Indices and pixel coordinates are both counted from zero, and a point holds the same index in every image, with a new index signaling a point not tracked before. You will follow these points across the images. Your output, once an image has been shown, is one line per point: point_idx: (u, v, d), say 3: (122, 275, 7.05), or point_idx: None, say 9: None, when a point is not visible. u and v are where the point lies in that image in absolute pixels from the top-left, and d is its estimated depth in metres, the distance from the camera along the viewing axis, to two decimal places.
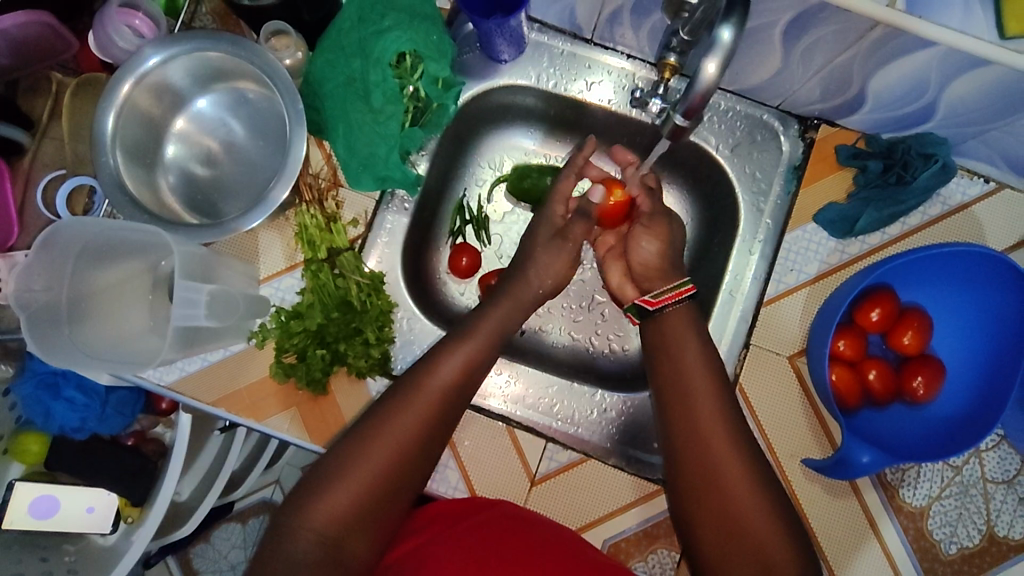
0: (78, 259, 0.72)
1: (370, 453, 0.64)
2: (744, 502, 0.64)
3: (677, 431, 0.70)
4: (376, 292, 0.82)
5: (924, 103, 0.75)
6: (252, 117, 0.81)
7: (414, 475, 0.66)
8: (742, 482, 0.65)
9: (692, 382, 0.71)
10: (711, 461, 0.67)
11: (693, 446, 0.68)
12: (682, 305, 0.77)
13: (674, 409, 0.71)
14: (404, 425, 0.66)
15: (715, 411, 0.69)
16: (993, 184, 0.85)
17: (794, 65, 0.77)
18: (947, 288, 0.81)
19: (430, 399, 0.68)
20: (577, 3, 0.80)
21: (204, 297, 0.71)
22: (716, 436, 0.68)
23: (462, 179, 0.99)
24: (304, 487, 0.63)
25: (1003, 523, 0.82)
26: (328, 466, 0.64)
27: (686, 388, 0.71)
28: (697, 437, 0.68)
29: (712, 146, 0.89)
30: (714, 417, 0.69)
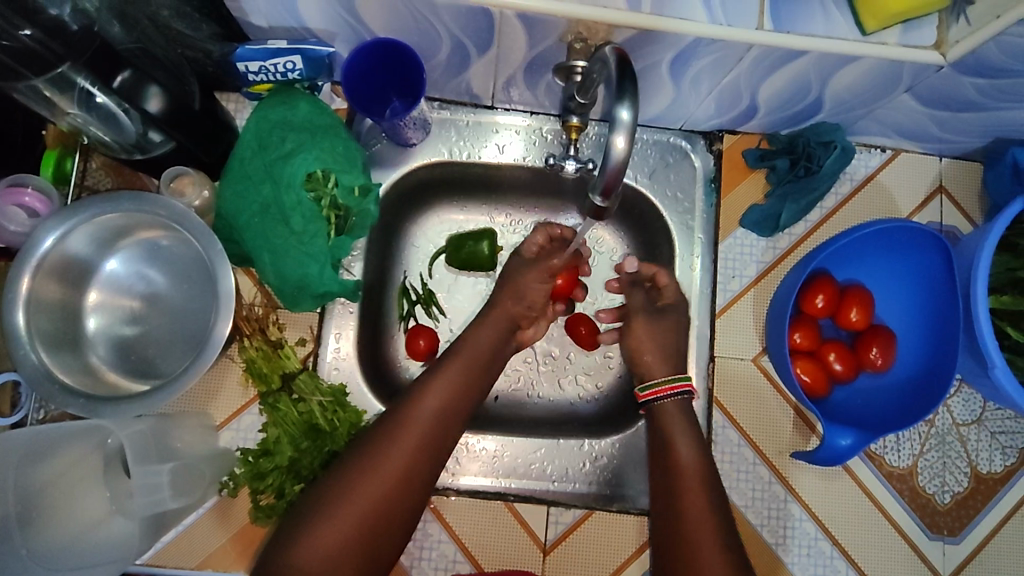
0: (19, 462, 0.68)
1: (366, 479, 0.65)
2: (704, 546, 0.66)
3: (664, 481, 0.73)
4: (341, 407, 0.79)
5: (812, 100, 0.80)
6: (171, 264, 0.78)
7: (400, 512, 0.66)
8: (702, 524, 0.68)
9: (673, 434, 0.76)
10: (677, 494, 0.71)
11: (664, 494, 0.72)
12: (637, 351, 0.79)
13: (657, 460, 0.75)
14: (393, 460, 0.67)
15: (696, 471, 0.73)
16: (889, 152, 0.91)
17: (687, 92, 0.81)
18: (878, 260, 0.85)
19: (421, 426, 0.69)
20: (472, 76, 0.82)
21: (166, 477, 0.70)
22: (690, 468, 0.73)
23: (400, 262, 0.98)
24: (300, 516, 0.63)
25: (984, 460, 0.86)
26: (322, 496, 0.64)
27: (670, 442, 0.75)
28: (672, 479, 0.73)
29: (631, 177, 0.91)
30: (693, 478, 0.72)
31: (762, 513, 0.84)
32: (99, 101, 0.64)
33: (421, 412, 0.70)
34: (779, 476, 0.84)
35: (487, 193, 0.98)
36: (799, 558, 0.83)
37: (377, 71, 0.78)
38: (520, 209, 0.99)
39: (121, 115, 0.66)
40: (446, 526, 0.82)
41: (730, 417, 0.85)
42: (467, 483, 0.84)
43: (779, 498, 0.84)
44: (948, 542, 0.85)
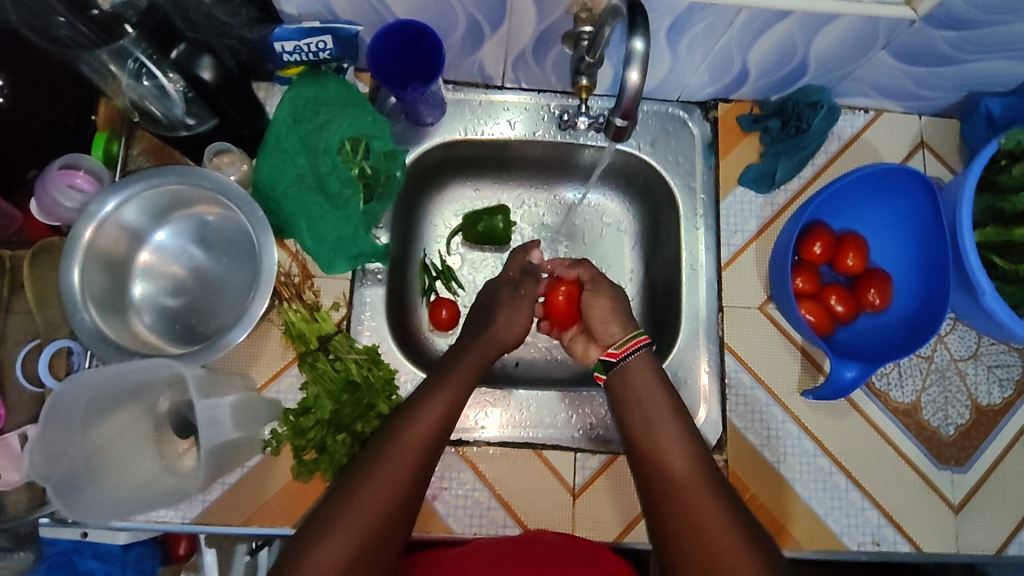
0: (86, 412, 0.69)
1: (392, 459, 0.66)
2: (690, 490, 0.68)
3: (635, 431, 0.75)
4: (375, 364, 0.84)
5: (798, 62, 0.87)
6: (214, 239, 0.83)
7: (409, 510, 0.66)
8: (687, 473, 0.69)
9: (649, 398, 0.76)
10: (654, 445, 0.72)
11: (645, 451, 0.72)
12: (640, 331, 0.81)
13: (637, 427, 0.75)
14: (402, 459, 0.67)
15: (669, 420, 0.74)
16: (872, 112, 0.98)
17: (682, 60, 0.88)
18: (870, 208, 0.91)
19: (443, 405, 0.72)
20: (484, 56, 0.89)
21: (226, 412, 0.72)
22: (661, 418, 0.74)
23: (421, 240, 1.04)
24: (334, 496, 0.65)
25: (983, 392, 0.90)
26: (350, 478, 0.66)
27: (648, 410, 0.75)
28: (656, 446, 0.72)
29: (634, 146, 0.98)
30: (668, 429, 0.73)
31: (778, 450, 0.88)
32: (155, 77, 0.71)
33: (426, 414, 0.70)
34: (791, 415, 0.89)
35: (496, 174, 1.06)
36: (816, 492, 0.87)
37: (401, 54, 0.84)
38: (526, 185, 1.08)
39: (172, 92, 0.72)
40: (480, 475, 0.86)
41: (742, 362, 0.91)
42: (493, 435, 0.88)
43: (792, 436, 0.89)
44: (955, 472, 0.88)
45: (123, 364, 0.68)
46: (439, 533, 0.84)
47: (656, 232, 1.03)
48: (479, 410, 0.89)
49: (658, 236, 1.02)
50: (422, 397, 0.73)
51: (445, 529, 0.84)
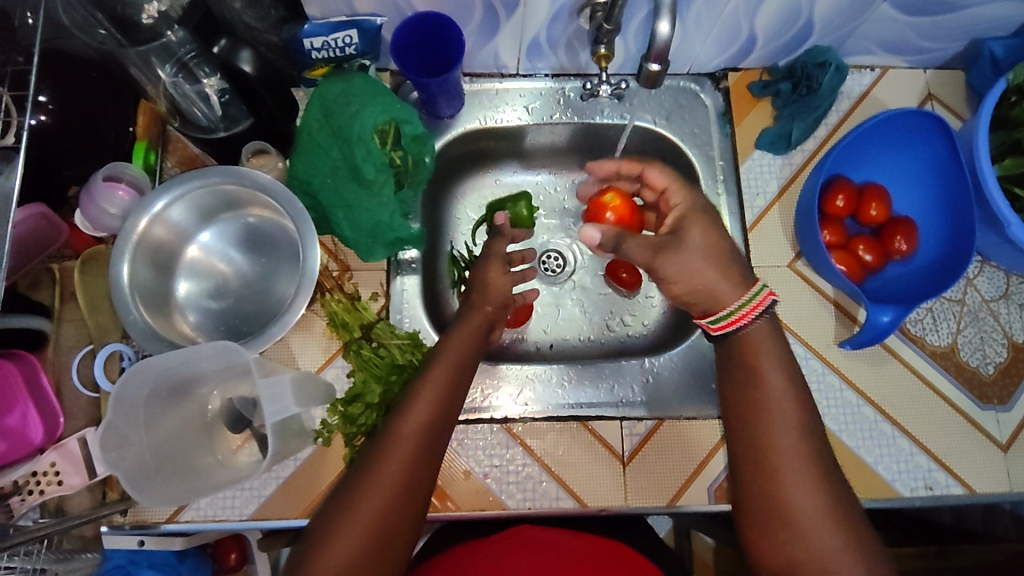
0: (149, 403, 0.73)
1: (397, 445, 0.64)
2: (793, 478, 0.62)
3: (739, 399, 0.67)
4: (418, 347, 0.85)
5: (803, 23, 0.90)
6: (253, 239, 0.85)
7: (421, 490, 0.65)
8: (798, 462, 0.63)
9: (759, 360, 0.67)
10: (757, 421, 0.65)
11: (743, 422, 0.66)
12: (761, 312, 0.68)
13: (735, 398, 0.67)
14: (387, 473, 0.63)
15: (786, 396, 0.65)
16: (879, 70, 1.00)
17: (691, 31, 0.91)
18: (887, 159, 0.93)
19: (437, 382, 0.69)
20: (500, 44, 0.92)
21: (287, 387, 0.74)
22: (769, 394, 0.65)
23: (447, 233, 1.06)
24: (344, 488, 0.64)
25: (1018, 330, 0.91)
26: (359, 468, 0.64)
27: (755, 380, 0.66)
28: (757, 422, 0.65)
29: (650, 121, 1.00)
30: (783, 405, 0.65)
31: (822, 402, 0.88)
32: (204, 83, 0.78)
33: (424, 398, 0.68)
34: (831, 367, 0.89)
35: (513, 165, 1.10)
36: (863, 441, 0.87)
37: (423, 48, 0.87)
38: (545, 171, 1.10)
39: (212, 96, 0.79)
40: (529, 450, 0.87)
41: (776, 318, 0.91)
42: (539, 409, 0.90)
43: (835, 387, 0.89)
44: (999, 410, 0.88)
45: (182, 349, 0.71)
46: (493, 510, 0.85)
47: None
48: (519, 389, 0.91)
49: None
50: (408, 395, 0.69)
51: (501, 505, 0.85)
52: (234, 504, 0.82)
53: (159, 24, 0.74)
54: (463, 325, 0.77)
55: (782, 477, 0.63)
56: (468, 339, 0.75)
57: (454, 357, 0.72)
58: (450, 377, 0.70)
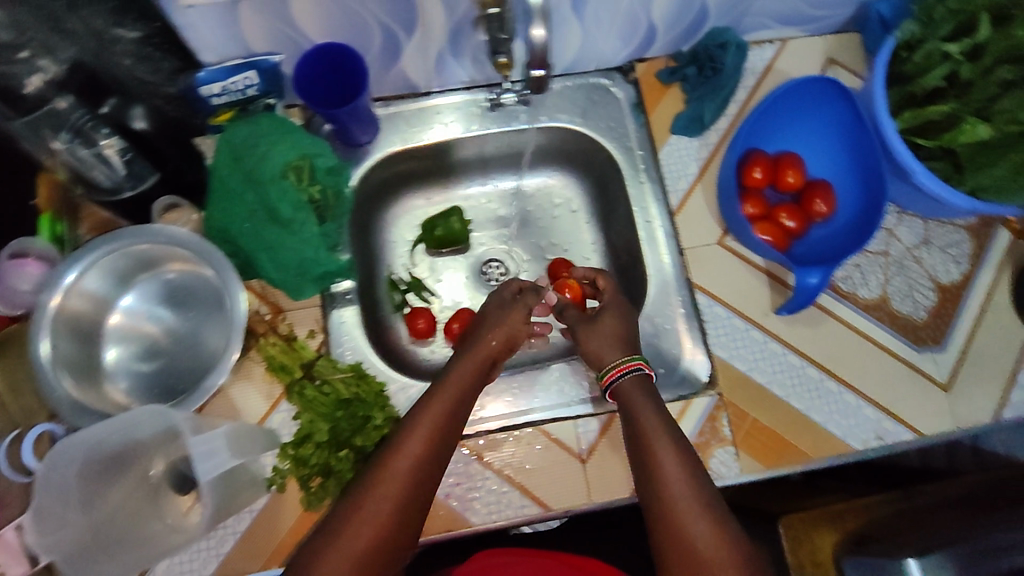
0: (84, 480, 0.70)
1: (381, 487, 0.64)
2: (684, 508, 0.64)
3: (631, 443, 0.71)
4: (362, 379, 0.83)
5: (697, 8, 0.91)
6: (177, 295, 0.83)
7: (405, 531, 0.64)
8: (683, 492, 0.65)
9: (638, 412, 0.72)
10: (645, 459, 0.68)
11: (640, 461, 0.69)
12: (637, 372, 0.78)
13: (630, 441, 0.71)
14: (368, 521, 0.62)
15: (661, 438, 0.69)
16: (778, 43, 1.03)
17: (590, 28, 0.92)
18: (797, 127, 0.95)
19: (432, 420, 0.70)
20: (406, 64, 0.92)
21: (221, 442, 0.70)
22: (657, 433, 0.70)
23: (382, 257, 1.05)
24: (325, 530, 0.63)
25: (941, 272, 0.94)
26: (341, 510, 0.64)
27: (641, 423, 0.71)
28: (648, 460, 0.68)
29: (566, 120, 1.01)
30: (665, 442, 0.69)
31: (769, 370, 0.89)
32: (103, 143, 0.76)
33: (413, 437, 0.68)
34: (773, 335, 0.91)
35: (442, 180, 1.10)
36: (812, 402, 0.88)
37: (327, 78, 0.86)
38: (473, 182, 1.11)
39: (113, 157, 0.77)
40: (487, 463, 0.86)
41: (713, 295, 0.93)
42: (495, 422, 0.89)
43: (779, 354, 0.90)
44: (935, 351, 0.91)
45: (113, 421, 0.70)
46: (460, 530, 0.84)
47: (606, 198, 1.06)
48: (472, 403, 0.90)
49: (609, 201, 1.05)
50: (398, 433, 0.69)
51: (467, 523, 0.84)
52: (191, 569, 0.79)
53: (45, 92, 0.69)
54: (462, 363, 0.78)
55: (676, 506, 0.64)
56: (461, 376, 0.76)
57: (449, 395, 0.73)
58: (445, 415, 0.71)
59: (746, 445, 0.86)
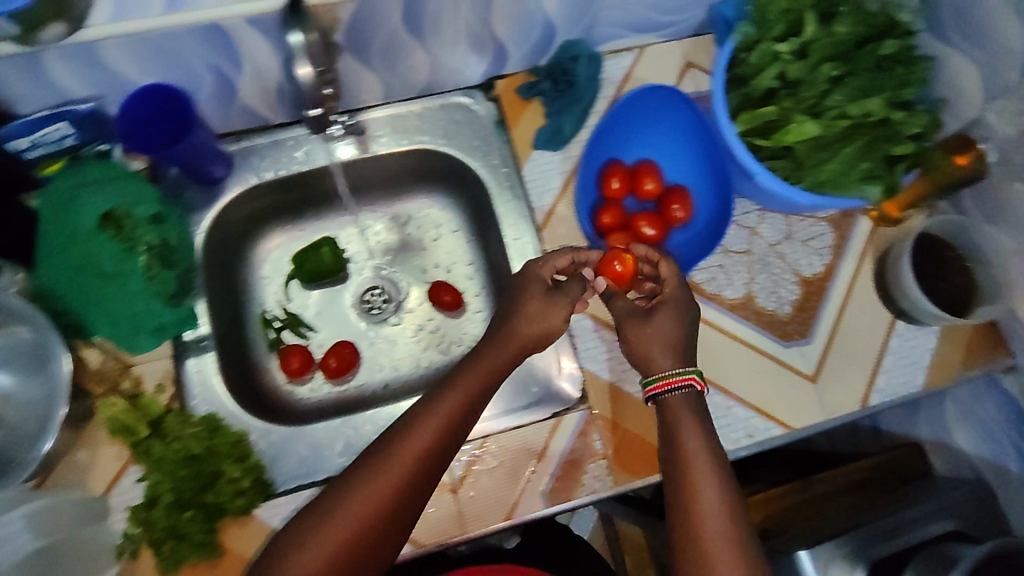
0: None
1: (371, 486, 0.68)
2: (710, 529, 0.71)
3: (670, 449, 0.76)
4: (214, 432, 0.82)
5: (542, 24, 0.89)
6: (3, 359, 0.78)
7: (386, 529, 0.69)
8: (716, 519, 0.71)
9: (679, 425, 0.76)
10: (684, 471, 0.74)
11: (682, 460, 0.74)
12: (674, 393, 0.79)
13: (665, 447, 0.77)
14: (349, 516, 0.67)
15: (699, 449, 0.74)
16: (637, 50, 1.01)
17: (435, 51, 0.89)
18: (651, 136, 0.97)
19: (436, 423, 0.73)
20: (246, 97, 0.88)
21: (20, 520, 0.72)
22: (702, 461, 0.74)
23: (254, 296, 1.02)
24: (312, 513, 0.69)
25: (806, 265, 0.94)
26: (330, 498, 0.69)
27: (680, 430, 0.76)
28: (686, 471, 0.74)
29: (428, 141, 0.99)
30: (702, 452, 0.74)
31: (640, 378, 0.89)
32: None
33: (413, 441, 0.71)
34: None
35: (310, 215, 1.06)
36: None
37: (158, 119, 0.82)
38: (348, 211, 1.08)
39: None
40: None
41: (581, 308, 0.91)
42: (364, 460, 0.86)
43: None
44: (801, 345, 0.91)
45: None
46: None
47: (479, 217, 1.04)
48: (337, 442, 0.86)
49: (482, 220, 1.04)
50: (406, 425, 0.73)
51: None
52: None
53: None
54: (485, 357, 0.79)
55: (703, 537, 0.71)
56: (479, 377, 0.77)
57: (460, 397, 0.75)
58: (450, 417, 0.74)
59: (619, 458, 0.86)
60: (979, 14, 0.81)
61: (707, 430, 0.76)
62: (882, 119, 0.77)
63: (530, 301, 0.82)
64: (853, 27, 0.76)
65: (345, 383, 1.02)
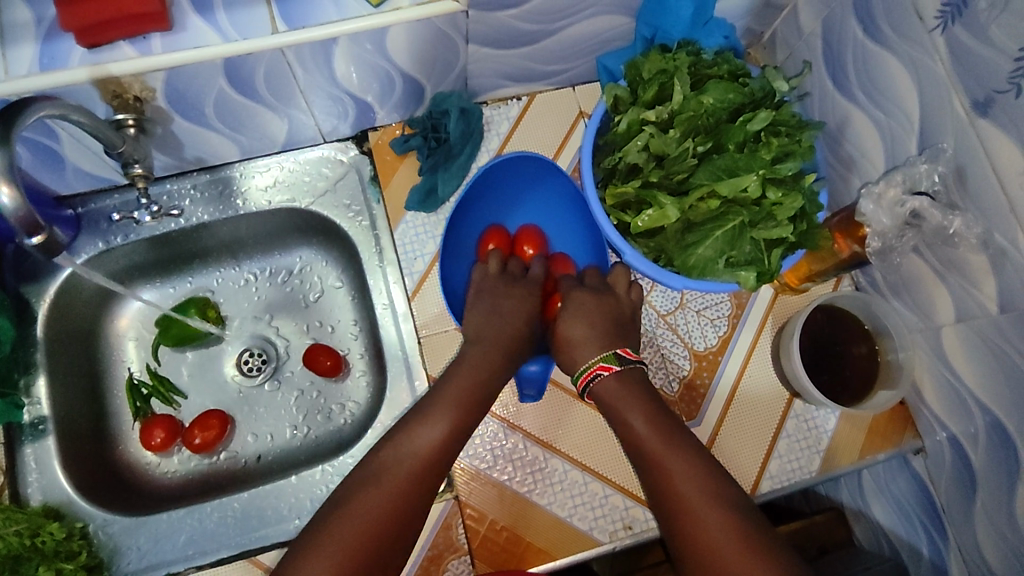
0: None
1: (400, 461, 0.67)
2: (697, 508, 0.63)
3: (630, 443, 0.72)
4: (40, 529, 0.75)
5: (403, 81, 0.81)
6: None
7: (425, 494, 0.67)
8: (697, 494, 0.64)
9: (625, 412, 0.73)
10: (648, 458, 0.69)
11: (643, 451, 0.70)
12: (598, 379, 0.76)
13: (626, 440, 0.72)
14: (382, 492, 0.64)
15: (649, 431, 0.70)
16: (525, 98, 0.94)
17: (285, 112, 0.81)
18: (541, 201, 0.92)
19: (450, 403, 0.73)
20: (79, 163, 0.80)
21: None
22: (658, 434, 0.70)
23: (118, 363, 0.96)
24: (337, 497, 0.65)
25: (698, 338, 0.88)
26: (352, 481, 0.66)
27: (626, 415, 0.72)
28: (653, 457, 0.69)
29: (296, 200, 0.91)
30: (659, 431, 0.70)
31: (511, 464, 0.83)
32: None
33: (433, 418, 0.71)
34: (514, 428, 0.84)
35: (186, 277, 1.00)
36: (556, 497, 0.82)
37: None
38: (226, 267, 1.00)
39: None
40: None
41: None
42: (206, 556, 0.81)
43: (519, 448, 0.83)
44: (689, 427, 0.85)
45: None
46: None
47: (358, 276, 0.97)
48: (180, 535, 0.82)
49: (360, 280, 0.97)
50: (422, 409, 0.72)
51: None
52: None
53: None
54: (483, 346, 0.78)
55: (691, 514, 0.63)
56: (485, 359, 0.77)
57: (467, 378, 0.75)
58: (465, 396, 0.74)
59: (483, 554, 0.80)
60: (879, 74, 0.72)
61: (657, 412, 0.72)
62: (756, 199, 0.69)
63: (477, 306, 0.82)
64: (722, 96, 0.69)
65: (215, 454, 0.94)
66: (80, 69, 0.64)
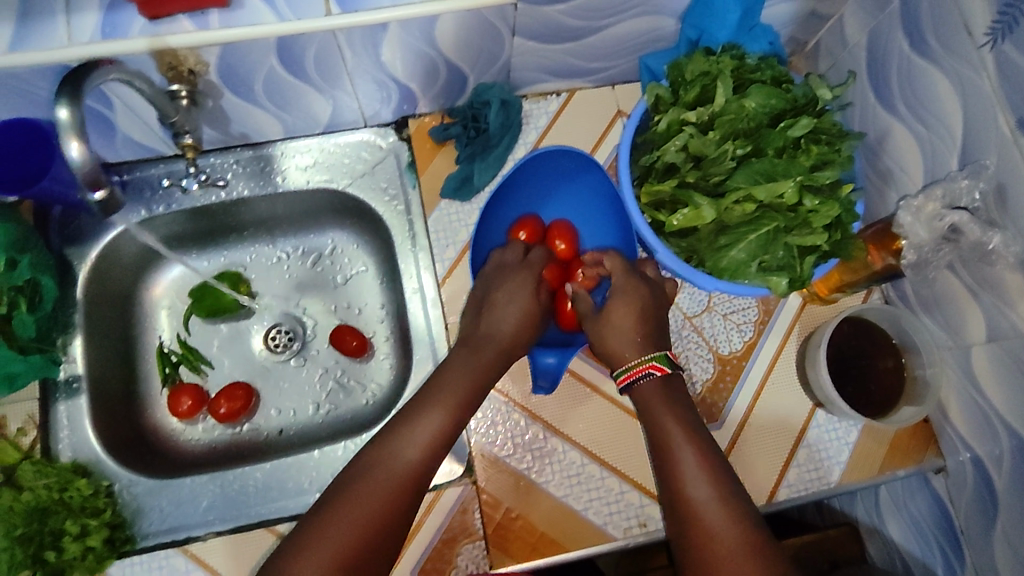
0: None
1: (398, 454, 0.68)
2: (710, 512, 0.64)
3: (653, 439, 0.72)
4: (69, 483, 0.78)
5: (447, 70, 0.82)
6: None
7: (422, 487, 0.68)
8: (710, 499, 0.65)
9: (653, 408, 0.73)
10: (668, 457, 0.70)
11: (664, 450, 0.70)
12: (644, 379, 0.76)
13: (649, 435, 0.73)
14: (379, 485, 0.66)
15: (676, 429, 0.71)
16: (565, 94, 0.94)
17: (330, 93, 0.83)
18: (573, 197, 0.93)
19: (449, 398, 0.74)
20: (128, 132, 0.82)
21: None
22: (682, 434, 0.70)
23: (150, 329, 0.98)
24: (334, 489, 0.66)
25: (723, 342, 0.88)
26: (349, 473, 0.67)
27: (655, 413, 0.73)
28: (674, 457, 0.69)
29: (334, 181, 0.93)
30: (686, 431, 0.71)
31: (530, 455, 0.83)
32: None
33: (433, 412, 0.72)
34: (534, 418, 0.85)
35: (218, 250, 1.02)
36: (572, 490, 0.82)
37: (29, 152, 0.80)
38: (259, 244, 1.02)
39: None
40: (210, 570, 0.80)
41: None
42: (223, 524, 0.82)
43: (539, 438, 0.84)
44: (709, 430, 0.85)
45: None
46: None
47: (389, 260, 0.99)
48: (200, 501, 0.83)
49: (391, 264, 0.98)
50: (420, 402, 0.73)
51: None
52: None
53: None
54: (483, 344, 0.79)
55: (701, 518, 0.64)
56: (483, 357, 0.78)
57: (466, 374, 0.76)
58: (462, 391, 0.75)
59: (497, 541, 0.80)
60: (923, 89, 0.72)
61: (686, 413, 0.72)
62: (792, 205, 0.69)
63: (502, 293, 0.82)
64: (764, 101, 0.69)
65: (238, 425, 0.96)
66: (140, 40, 0.66)
